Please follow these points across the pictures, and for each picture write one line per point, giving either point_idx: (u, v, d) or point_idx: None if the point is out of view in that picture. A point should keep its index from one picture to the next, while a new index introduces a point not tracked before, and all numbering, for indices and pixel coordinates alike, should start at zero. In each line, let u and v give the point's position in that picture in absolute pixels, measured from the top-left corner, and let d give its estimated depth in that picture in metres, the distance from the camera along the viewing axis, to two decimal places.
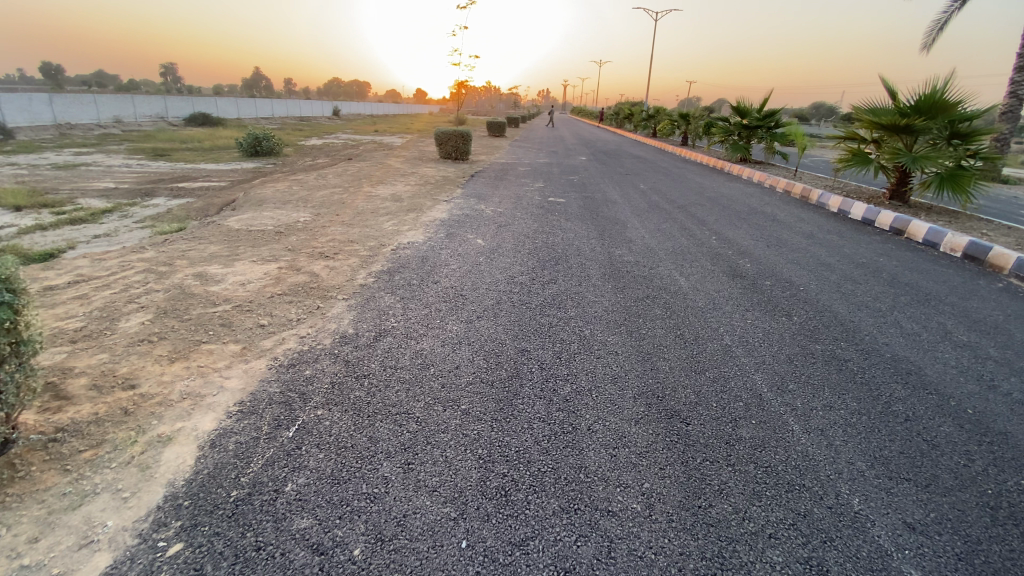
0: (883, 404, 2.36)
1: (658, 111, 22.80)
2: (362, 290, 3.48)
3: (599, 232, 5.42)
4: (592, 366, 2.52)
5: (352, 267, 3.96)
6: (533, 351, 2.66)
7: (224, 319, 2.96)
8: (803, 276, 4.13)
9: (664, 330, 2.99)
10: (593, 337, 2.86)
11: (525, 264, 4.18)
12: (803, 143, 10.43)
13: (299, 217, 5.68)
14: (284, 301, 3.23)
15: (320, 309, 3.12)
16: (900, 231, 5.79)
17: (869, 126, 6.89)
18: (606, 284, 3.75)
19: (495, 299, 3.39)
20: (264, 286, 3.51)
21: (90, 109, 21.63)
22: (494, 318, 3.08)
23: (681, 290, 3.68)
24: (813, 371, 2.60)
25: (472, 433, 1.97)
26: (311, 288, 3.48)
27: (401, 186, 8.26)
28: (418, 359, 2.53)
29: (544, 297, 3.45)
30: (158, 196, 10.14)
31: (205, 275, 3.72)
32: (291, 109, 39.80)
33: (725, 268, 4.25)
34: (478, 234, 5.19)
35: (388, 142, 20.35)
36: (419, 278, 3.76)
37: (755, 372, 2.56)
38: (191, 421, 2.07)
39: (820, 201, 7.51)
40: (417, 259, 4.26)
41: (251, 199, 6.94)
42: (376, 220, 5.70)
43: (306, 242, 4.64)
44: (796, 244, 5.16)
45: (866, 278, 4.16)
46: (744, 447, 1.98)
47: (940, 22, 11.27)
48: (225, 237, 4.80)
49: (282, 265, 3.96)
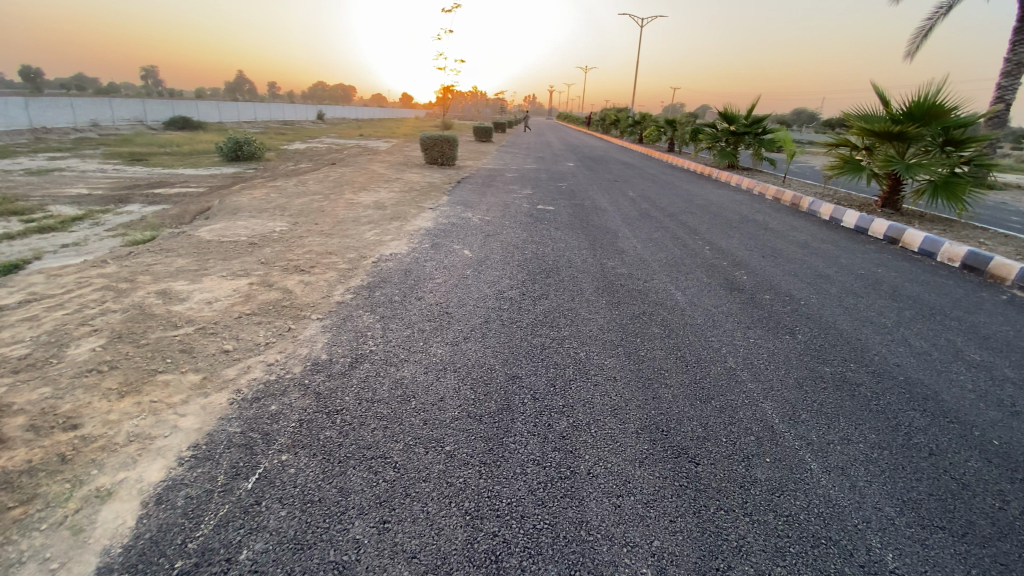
0: (904, 435, 2.19)
1: (645, 117, 22.80)
2: (339, 308, 3.24)
3: (590, 242, 5.23)
4: (590, 396, 2.31)
5: (330, 282, 3.71)
6: (524, 377, 2.45)
7: (185, 344, 2.69)
8: (802, 289, 3.98)
9: (664, 351, 2.79)
10: (589, 360, 2.66)
11: (515, 278, 3.97)
12: (792, 149, 10.41)
13: (276, 227, 5.40)
14: (253, 323, 2.97)
15: (291, 332, 2.87)
16: (895, 239, 5.70)
17: (861, 133, 6.82)
18: (600, 299, 3.56)
19: (482, 317, 3.17)
20: (232, 304, 3.25)
21: (67, 112, 20.95)
22: (482, 339, 2.86)
23: (678, 306, 3.50)
24: (825, 398, 2.42)
25: (457, 481, 1.75)
26: (283, 307, 3.22)
27: (385, 192, 8.01)
28: (397, 390, 2.29)
29: (535, 314, 3.24)
30: (132, 202, 9.74)
31: (169, 293, 3.44)
32: (275, 113, 39.23)
33: (722, 281, 4.08)
34: (464, 244, 4.98)
35: (372, 146, 20.04)
36: (402, 293, 3.52)
37: (764, 400, 2.37)
38: (136, 470, 1.81)
39: (811, 208, 7.43)
40: (399, 272, 4.02)
41: (227, 206, 6.63)
42: (357, 229, 5.45)
43: (281, 254, 4.38)
44: (792, 254, 5.03)
45: (867, 290, 4.02)
46: (761, 493, 1.78)
47: (925, 29, 11.36)
48: (196, 249, 4.51)
49: (253, 281, 3.69)
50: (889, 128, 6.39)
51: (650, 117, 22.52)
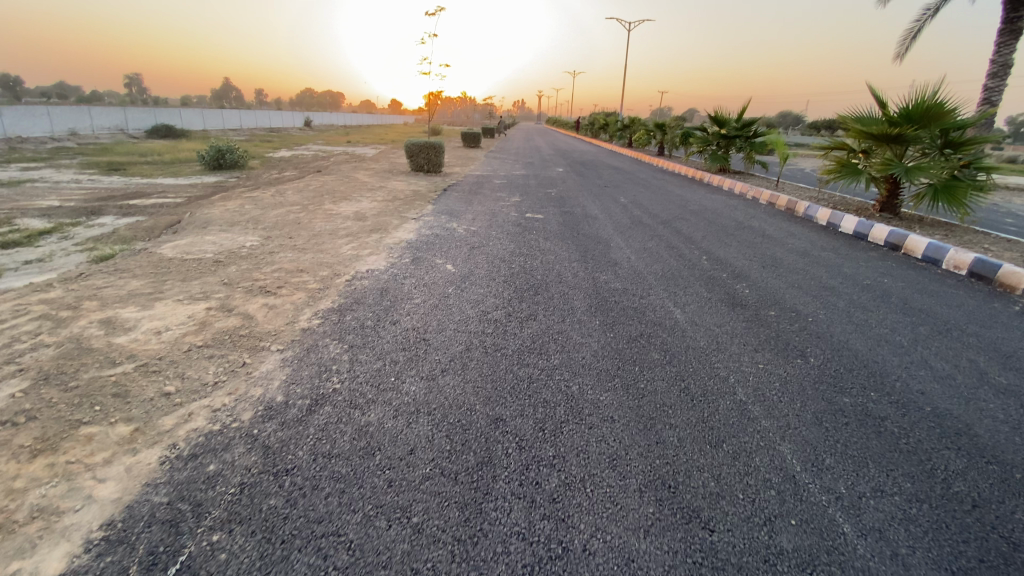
0: (941, 484, 1.90)
1: (634, 121, 22.63)
2: (303, 337, 2.91)
3: (581, 254, 4.93)
4: (584, 443, 2.00)
5: (297, 306, 3.37)
6: (509, 419, 2.13)
7: (120, 387, 2.37)
8: (808, 303, 3.71)
9: (666, 383, 2.49)
10: (583, 395, 2.35)
11: (500, 296, 3.67)
12: (785, 152, 10.22)
13: (247, 241, 5.06)
14: (203, 358, 2.64)
15: (246, 368, 2.55)
16: (896, 245, 5.47)
17: (857, 135, 6.61)
18: (593, 320, 3.26)
19: (463, 344, 2.84)
20: (183, 335, 2.91)
21: (44, 120, 20.39)
22: (462, 371, 2.53)
23: (678, 326, 3.21)
24: (849, 437, 2.14)
25: (424, 568, 1.44)
26: (240, 337, 2.89)
27: (368, 202, 7.67)
28: (360, 441, 1.97)
29: (522, 339, 2.93)
30: (105, 214, 9.32)
31: (115, 322, 3.10)
32: (261, 120, 38.68)
33: (723, 295, 3.80)
34: (447, 258, 4.66)
35: (360, 153, 19.66)
36: (375, 318, 3.19)
37: (782, 442, 2.08)
38: (29, 560, 1.48)
39: (807, 213, 7.21)
40: (374, 292, 3.69)
41: (198, 219, 6.27)
42: (334, 242, 5.12)
43: (247, 273, 4.04)
44: (792, 263, 4.78)
45: (876, 304, 3.76)
46: (790, 570, 1.49)
47: (913, 30, 11.26)
48: (155, 268, 4.16)
49: (211, 305, 3.36)
50: (887, 131, 6.20)
51: (639, 121, 22.36)
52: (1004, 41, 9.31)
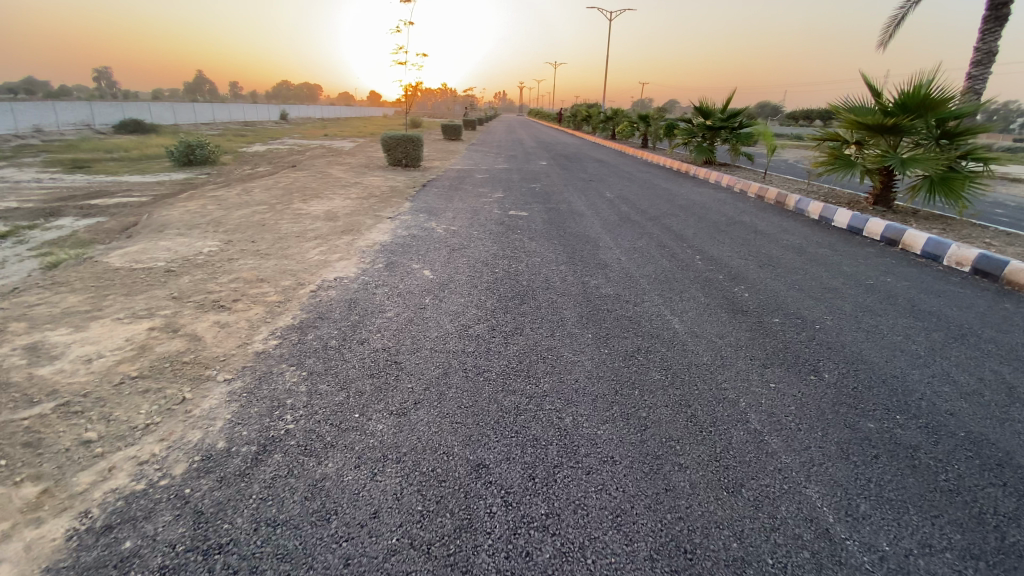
0: (995, 533, 1.63)
1: (617, 113, 22.32)
2: (256, 363, 2.55)
3: (569, 255, 4.62)
4: (583, 495, 1.70)
5: (252, 324, 3.00)
6: (493, 465, 1.82)
7: (31, 433, 1.98)
8: (813, 307, 3.46)
9: (670, 410, 2.19)
10: (578, 429, 2.04)
11: (482, 306, 3.34)
12: (772, 143, 10.02)
13: (205, 247, 4.63)
14: (135, 392, 2.26)
15: (185, 405, 2.19)
16: (893, 240, 5.28)
17: (851, 125, 6.40)
18: (584, 332, 2.95)
19: (441, 367, 2.51)
20: (117, 363, 2.52)
21: (6, 117, 19.25)
22: (437, 404, 2.19)
23: (677, 337, 2.92)
24: (881, 476, 1.88)
25: None
26: (183, 364, 2.52)
27: (341, 199, 7.25)
28: (313, 504, 1.65)
29: (506, 359, 2.61)
30: (64, 215, 8.70)
31: (40, 347, 2.69)
32: (235, 114, 37.47)
33: (722, 300, 3.53)
34: (424, 263, 4.31)
35: (337, 147, 19.01)
36: (340, 336, 2.84)
37: (808, 484, 1.81)
38: None
39: (798, 206, 7.00)
40: (342, 304, 3.33)
41: (154, 222, 5.79)
42: (301, 246, 4.73)
43: (201, 285, 3.64)
44: (790, 262, 4.53)
45: (883, 307, 3.53)
46: None
47: (896, 18, 11.15)
48: (97, 280, 3.73)
49: (155, 324, 2.96)
50: (881, 121, 6.01)
51: (622, 112, 22.09)
52: (988, 28, 9.20)
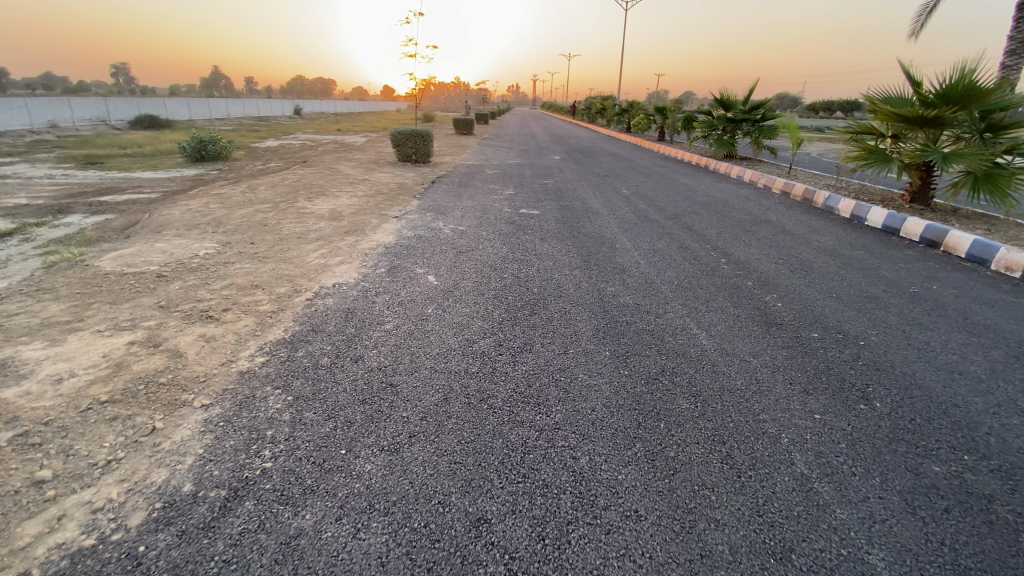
0: None
1: (632, 105, 21.80)
2: (239, 385, 2.32)
3: (583, 258, 4.33)
4: (601, 564, 1.43)
5: (240, 338, 2.77)
6: (496, 521, 1.56)
7: None
8: (854, 319, 3.13)
9: (702, 449, 1.90)
10: (595, 473, 1.76)
11: (489, 317, 3.07)
12: (798, 137, 9.55)
13: (202, 250, 4.43)
14: (102, 421, 2.04)
15: (154, 437, 1.96)
16: (934, 242, 4.89)
17: (887, 118, 5.98)
18: (602, 349, 2.67)
19: (441, 392, 2.24)
20: (89, 383, 2.31)
21: (22, 113, 19.36)
22: (435, 438, 1.93)
23: (705, 356, 2.63)
24: (957, 539, 1.57)
25: None
26: (160, 386, 2.30)
27: (347, 197, 7.03)
28: (283, 570, 1.40)
29: (514, 381, 2.33)
30: (73, 212, 8.63)
31: (11, 363, 2.49)
32: (249, 109, 37.51)
33: (752, 310, 3.22)
34: (429, 266, 4.05)
35: (349, 142, 18.82)
36: (333, 353, 2.60)
37: (873, 552, 1.51)
38: None
39: (827, 203, 6.60)
40: (338, 314, 3.09)
41: (154, 221, 5.62)
42: (301, 249, 4.51)
43: (191, 292, 3.42)
44: (823, 266, 4.18)
45: (932, 320, 3.18)
46: None
47: (930, 5, 10.56)
48: (85, 286, 3.53)
49: (136, 338, 2.74)
50: (921, 114, 5.59)
51: (638, 105, 21.58)
52: None
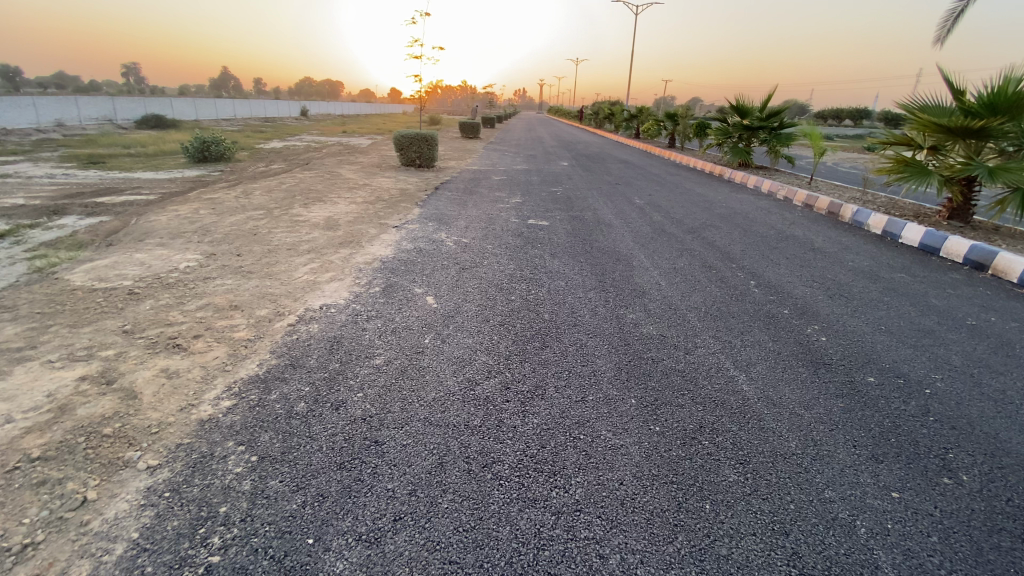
0: None
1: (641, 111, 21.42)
2: (195, 440, 1.93)
3: (598, 278, 3.95)
4: None
5: (207, 374, 2.40)
6: None
7: None
8: (912, 360, 2.73)
9: (762, 546, 1.50)
10: None
11: (493, 352, 2.69)
12: (819, 146, 9.14)
13: (184, 262, 4.08)
14: (27, 487, 1.68)
15: (82, 513, 1.58)
16: (981, 264, 4.46)
17: (925, 129, 5.55)
18: (627, 397, 2.27)
19: (435, 455, 1.86)
20: (21, 433, 1.94)
21: (28, 111, 19.15)
22: (426, 524, 1.55)
23: (749, 407, 2.23)
24: None
25: None
26: (104, 439, 1.93)
27: (345, 204, 6.67)
28: None
29: (524, 442, 1.94)
30: (67, 214, 8.31)
31: None
32: (255, 109, 37.22)
33: (794, 347, 2.83)
34: (428, 286, 3.69)
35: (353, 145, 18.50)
36: (311, 397, 2.22)
37: None
38: None
39: (856, 218, 6.18)
40: (322, 345, 2.72)
41: (139, 228, 5.28)
42: (291, 262, 4.16)
43: (162, 314, 3.06)
44: (862, 292, 3.79)
45: (1002, 361, 2.77)
46: None
47: (956, 11, 10.12)
48: (48, 304, 3.18)
49: (89, 372, 2.38)
50: (964, 125, 5.17)
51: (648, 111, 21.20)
52: None
